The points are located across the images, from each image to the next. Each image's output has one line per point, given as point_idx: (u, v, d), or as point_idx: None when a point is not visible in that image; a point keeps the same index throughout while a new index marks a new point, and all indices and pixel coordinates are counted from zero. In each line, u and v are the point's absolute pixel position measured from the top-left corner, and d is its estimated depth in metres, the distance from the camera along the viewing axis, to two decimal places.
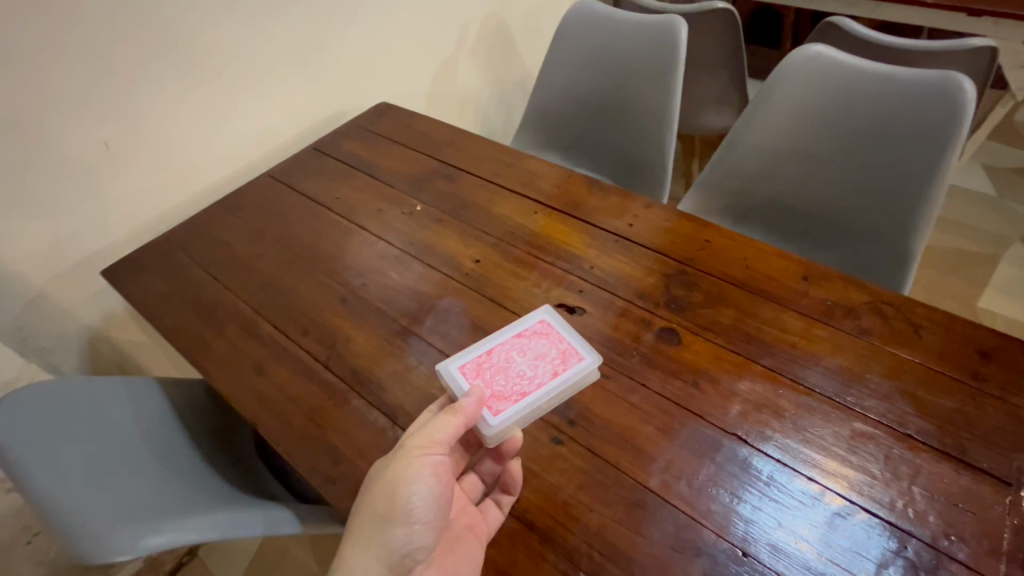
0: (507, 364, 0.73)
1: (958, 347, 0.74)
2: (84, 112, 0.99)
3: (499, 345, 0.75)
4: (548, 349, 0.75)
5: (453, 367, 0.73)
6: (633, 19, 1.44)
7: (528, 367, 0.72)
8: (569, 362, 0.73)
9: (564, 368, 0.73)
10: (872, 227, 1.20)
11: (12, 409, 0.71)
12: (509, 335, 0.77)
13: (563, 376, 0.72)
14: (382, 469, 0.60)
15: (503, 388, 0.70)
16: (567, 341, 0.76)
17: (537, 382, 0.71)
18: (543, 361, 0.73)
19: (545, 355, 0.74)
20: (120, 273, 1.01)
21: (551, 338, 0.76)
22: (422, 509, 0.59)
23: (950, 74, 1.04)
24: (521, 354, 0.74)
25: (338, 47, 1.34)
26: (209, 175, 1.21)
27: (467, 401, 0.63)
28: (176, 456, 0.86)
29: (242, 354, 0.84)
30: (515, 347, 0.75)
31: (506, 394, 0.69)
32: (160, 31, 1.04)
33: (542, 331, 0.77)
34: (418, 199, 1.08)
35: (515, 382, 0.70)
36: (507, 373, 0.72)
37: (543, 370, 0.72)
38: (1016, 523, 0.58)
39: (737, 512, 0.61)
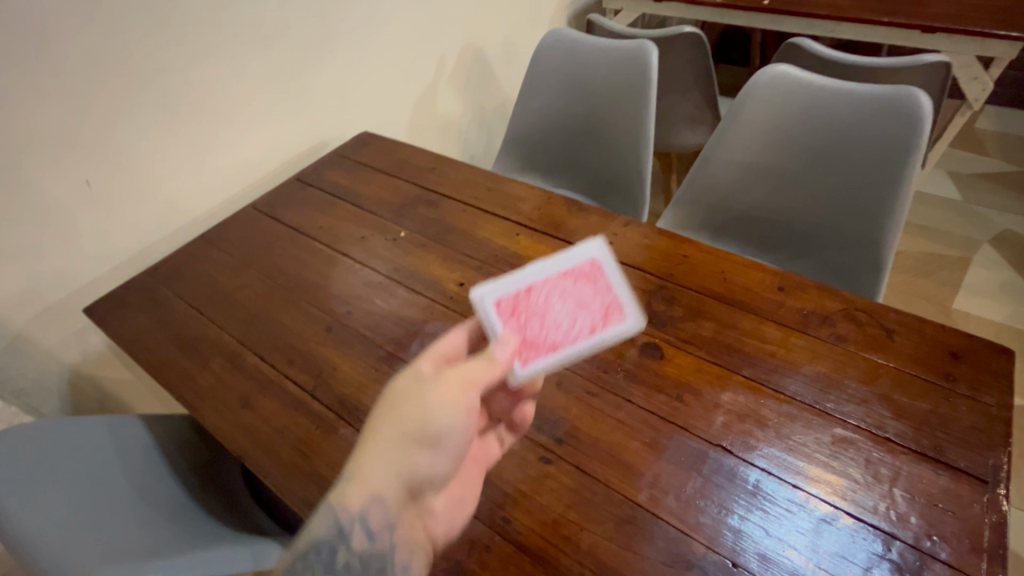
0: (545, 308, 0.67)
1: (930, 350, 0.76)
2: (67, 153, 1.00)
3: (542, 284, 0.68)
4: (594, 298, 0.68)
5: (488, 301, 0.67)
6: (604, 44, 1.49)
7: (567, 319, 0.66)
8: (611, 320, 0.66)
9: (604, 325, 0.66)
10: (843, 237, 1.24)
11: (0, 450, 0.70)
12: (553, 272, 0.68)
13: (600, 334, 0.66)
14: (416, 389, 0.57)
15: (536, 336, 0.65)
16: (615, 294, 0.68)
17: (573, 337, 0.65)
18: (584, 314, 0.67)
19: (587, 307, 0.67)
20: (101, 310, 1.00)
21: (598, 286, 0.68)
22: (449, 441, 0.57)
23: (907, 90, 1.09)
24: (562, 298, 0.67)
25: (319, 80, 1.37)
26: (192, 209, 1.22)
27: (502, 351, 0.60)
28: (161, 498, 0.84)
29: (227, 387, 0.83)
30: (557, 289, 0.68)
31: (539, 344, 0.65)
32: (141, 69, 1.05)
33: (590, 274, 0.69)
34: (401, 225, 1.09)
35: (550, 332, 0.65)
36: (543, 319, 0.66)
37: (582, 323, 0.66)
38: (994, 520, 0.59)
39: (726, 523, 0.62)
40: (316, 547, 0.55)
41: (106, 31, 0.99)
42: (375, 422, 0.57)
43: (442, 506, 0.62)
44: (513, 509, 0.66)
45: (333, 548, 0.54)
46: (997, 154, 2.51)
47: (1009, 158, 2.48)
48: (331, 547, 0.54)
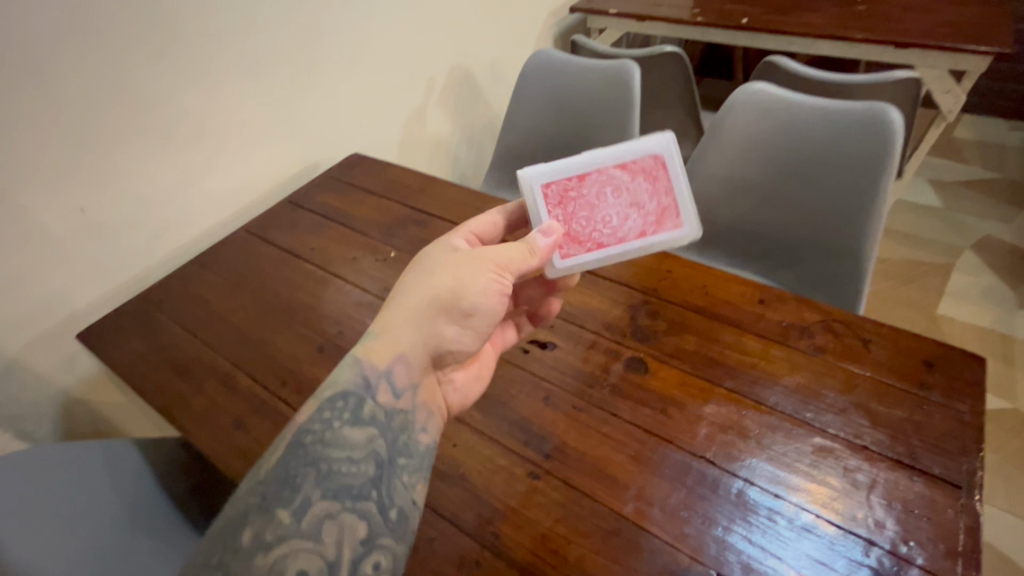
0: (597, 203, 0.73)
1: (905, 358, 0.79)
2: (63, 181, 1.02)
3: (598, 177, 0.73)
4: (648, 199, 0.74)
5: (543, 186, 0.73)
6: (588, 65, 1.53)
7: (616, 217, 0.74)
8: (660, 226, 0.74)
9: (652, 230, 0.74)
10: (825, 248, 1.27)
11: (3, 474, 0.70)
12: (613, 164, 0.73)
13: (648, 236, 0.74)
14: (449, 267, 0.66)
15: (581, 230, 0.73)
16: (669, 197, 0.74)
17: (618, 238, 0.74)
18: (636, 214, 0.74)
19: (641, 209, 0.74)
20: (95, 336, 1.01)
21: (657, 186, 0.74)
22: (477, 318, 0.67)
23: (879, 106, 1.13)
24: (616, 193, 0.73)
25: (310, 105, 1.40)
26: (187, 233, 1.24)
27: (544, 242, 0.69)
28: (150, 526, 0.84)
29: (220, 410, 0.84)
30: (614, 183, 0.73)
31: (581, 238, 0.73)
32: (135, 98, 1.08)
33: (650, 170, 0.74)
34: (392, 245, 1.11)
35: (595, 228, 0.74)
36: (593, 214, 0.73)
37: (632, 224, 0.74)
38: (968, 524, 0.61)
39: (710, 533, 0.63)
40: (342, 397, 0.60)
41: (101, 63, 1.02)
42: (406, 293, 0.66)
43: (460, 377, 0.74)
44: (503, 524, 0.67)
45: (361, 402, 0.60)
46: (975, 162, 2.57)
47: (988, 166, 2.53)
48: (357, 398, 0.60)
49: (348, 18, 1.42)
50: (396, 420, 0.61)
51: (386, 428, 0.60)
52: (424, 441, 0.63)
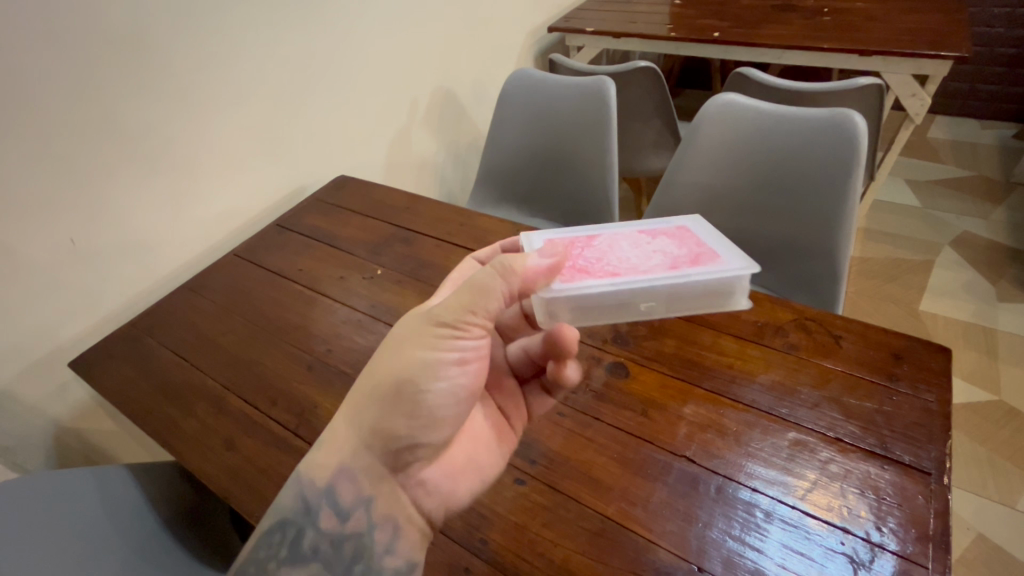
0: (613, 249, 0.75)
1: (875, 352, 0.81)
2: (51, 213, 1.04)
3: (611, 236, 0.79)
4: (677, 248, 0.75)
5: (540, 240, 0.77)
6: (565, 82, 1.58)
7: (634, 255, 0.74)
8: (698, 262, 0.72)
9: (683, 266, 0.72)
10: (802, 249, 1.31)
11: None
12: (632, 230, 0.80)
13: (681, 270, 0.71)
14: (398, 337, 0.60)
15: (596, 265, 0.72)
16: (701, 247, 0.75)
17: (645, 271, 0.71)
18: (664, 254, 0.74)
19: (668, 255, 0.74)
20: (87, 362, 1.03)
21: (685, 241, 0.77)
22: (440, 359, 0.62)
23: (844, 112, 1.18)
24: (635, 244, 0.76)
25: (295, 131, 1.44)
26: (176, 260, 1.26)
27: (526, 264, 0.61)
28: (144, 554, 0.84)
29: (211, 431, 0.86)
30: (631, 239, 0.78)
31: (598, 269, 0.71)
32: (123, 132, 1.11)
33: (678, 234, 0.79)
34: (378, 263, 1.14)
35: (615, 263, 0.72)
36: (612, 255, 0.74)
37: (660, 262, 0.73)
38: (937, 508, 0.63)
39: (692, 529, 0.65)
40: (281, 528, 0.60)
41: (87, 101, 1.05)
42: (360, 385, 0.60)
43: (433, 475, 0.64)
44: (490, 530, 0.68)
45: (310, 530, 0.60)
46: (950, 160, 2.64)
47: (962, 165, 2.60)
48: (297, 527, 0.59)
49: (330, 47, 1.46)
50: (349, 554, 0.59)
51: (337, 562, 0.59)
52: (387, 563, 0.60)
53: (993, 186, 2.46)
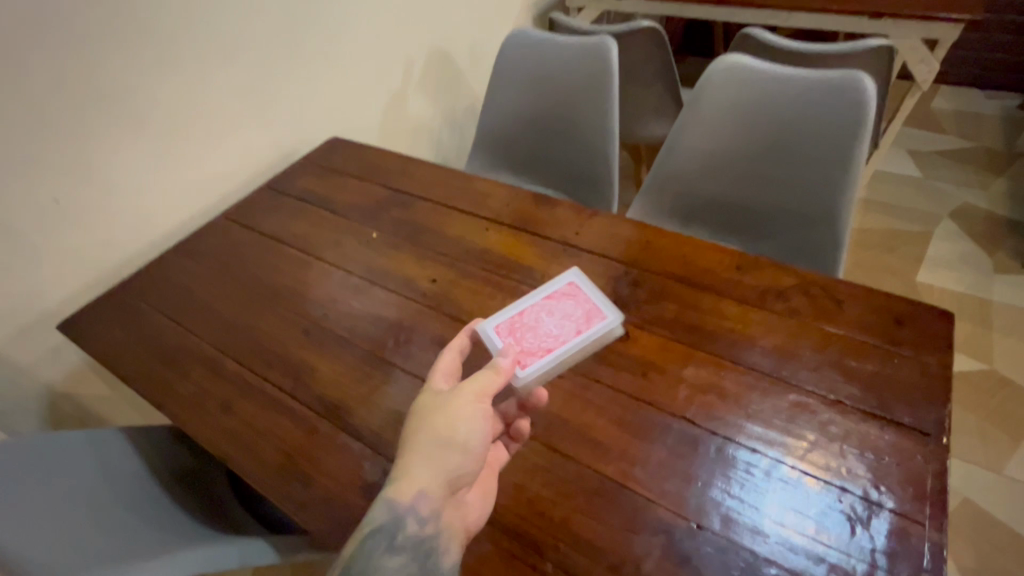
0: (536, 324, 0.78)
1: (877, 315, 0.81)
2: (34, 172, 1.00)
3: (528, 307, 0.80)
4: (576, 309, 0.80)
5: (488, 328, 0.78)
6: (567, 41, 1.52)
7: (556, 327, 0.77)
8: (594, 320, 0.79)
9: (587, 326, 0.79)
10: (802, 219, 1.30)
11: None
12: (537, 297, 0.82)
13: (586, 334, 0.78)
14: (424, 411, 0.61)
15: (531, 345, 0.75)
16: (591, 301, 0.82)
17: (562, 340, 0.76)
18: (570, 320, 0.79)
19: (570, 317, 0.79)
20: (77, 325, 1.00)
21: (578, 298, 0.82)
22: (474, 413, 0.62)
23: (854, 74, 1.15)
24: (549, 314, 0.79)
25: (286, 90, 1.38)
26: (167, 223, 1.23)
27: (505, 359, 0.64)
28: (151, 504, 0.85)
29: (206, 394, 0.85)
30: (544, 308, 0.80)
31: (533, 350, 0.75)
32: (109, 88, 1.06)
33: (570, 291, 0.83)
34: (374, 227, 1.11)
35: (541, 339, 0.76)
36: (536, 332, 0.77)
37: (570, 328, 0.78)
38: (936, 468, 0.64)
39: (692, 489, 0.65)
40: (375, 531, 0.55)
41: (66, 53, 1.00)
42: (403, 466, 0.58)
43: (474, 499, 0.64)
44: None
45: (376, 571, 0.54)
46: (952, 131, 2.61)
47: (965, 135, 2.57)
48: (390, 529, 0.55)
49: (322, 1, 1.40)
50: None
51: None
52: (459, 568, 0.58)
53: (996, 157, 2.44)
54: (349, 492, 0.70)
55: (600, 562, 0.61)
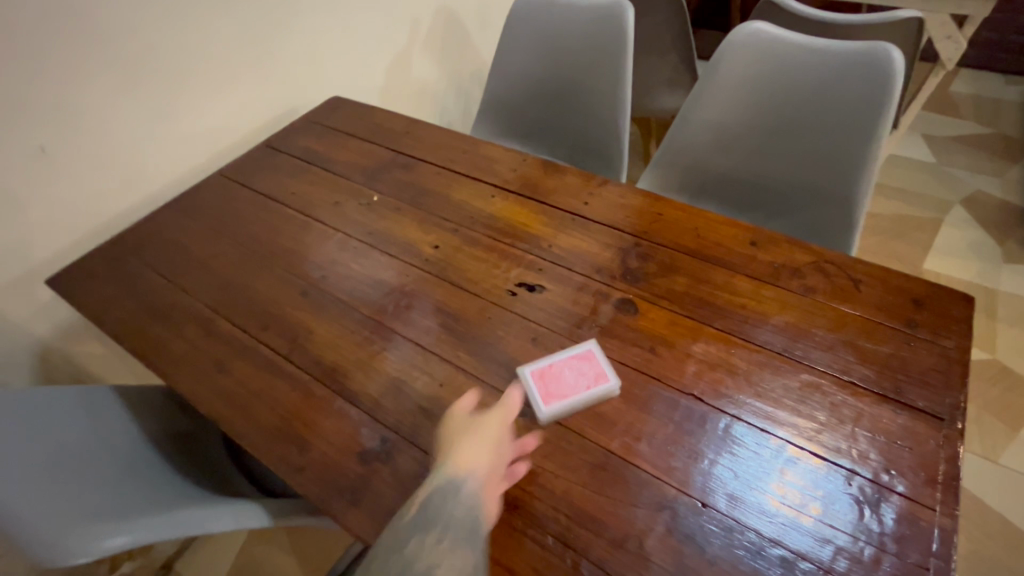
0: (555, 370, 0.72)
1: (895, 298, 0.78)
2: (18, 119, 0.95)
3: (551, 353, 0.74)
4: (591, 365, 0.73)
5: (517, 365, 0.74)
6: (581, 3, 1.45)
7: (572, 377, 0.71)
8: (603, 381, 0.71)
9: (599, 385, 0.71)
10: (818, 197, 1.26)
11: None
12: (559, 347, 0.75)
13: (598, 391, 0.70)
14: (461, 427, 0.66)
15: (551, 387, 0.71)
16: (603, 360, 0.74)
17: (576, 392, 0.70)
18: (585, 375, 0.72)
19: (582, 371, 0.72)
20: (66, 280, 0.97)
21: (593, 358, 0.74)
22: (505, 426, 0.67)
23: (882, 46, 1.10)
24: (567, 362, 0.73)
25: (286, 43, 1.32)
26: (158, 179, 1.18)
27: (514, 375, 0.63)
28: (143, 458, 0.83)
29: (199, 353, 0.82)
30: (564, 357, 0.74)
31: (551, 392, 0.70)
32: (97, 32, 1.00)
33: (587, 350, 0.75)
34: (375, 189, 1.07)
35: (558, 384, 0.71)
36: (554, 378, 0.71)
37: (584, 383, 0.71)
38: (949, 453, 0.62)
39: (698, 467, 0.63)
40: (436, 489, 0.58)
41: None
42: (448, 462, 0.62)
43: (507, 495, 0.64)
44: None
45: (438, 518, 0.55)
46: (970, 116, 2.54)
47: (982, 121, 2.51)
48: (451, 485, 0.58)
49: None
50: (471, 529, 0.55)
51: (468, 540, 0.54)
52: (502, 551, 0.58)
53: (1012, 145, 2.38)
54: (345, 458, 0.68)
55: (602, 536, 0.59)
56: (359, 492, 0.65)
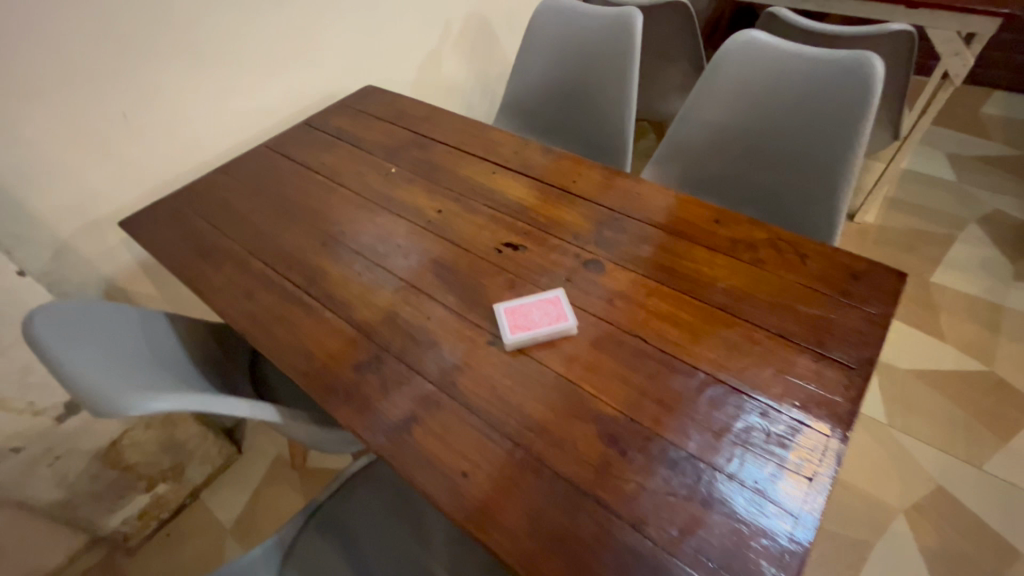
0: (525, 311, 0.86)
1: (835, 271, 0.87)
2: (108, 88, 1.14)
3: (524, 298, 0.88)
4: (555, 308, 0.85)
5: (495, 306, 0.88)
6: (597, 11, 1.59)
7: (538, 316, 0.84)
8: (563, 320, 0.83)
9: (559, 322, 0.83)
10: (804, 195, 1.34)
11: (56, 311, 0.85)
12: (531, 295, 0.89)
13: (558, 327, 0.82)
14: None
15: (519, 321, 0.84)
16: (567, 306, 0.86)
17: (539, 326, 0.83)
18: (549, 315, 0.84)
19: (547, 311, 0.85)
20: (132, 223, 1.16)
21: (559, 303, 0.86)
22: None
23: (865, 55, 1.19)
24: (536, 306, 0.86)
25: (330, 37, 1.50)
26: (212, 147, 1.38)
27: None
28: (181, 363, 0.99)
29: (234, 283, 0.99)
30: (534, 301, 0.87)
31: (518, 325, 0.83)
32: (175, 22, 1.19)
33: (554, 298, 0.87)
34: (394, 163, 1.23)
35: (526, 320, 0.84)
36: (523, 315, 0.85)
37: (547, 320, 0.84)
38: (852, 395, 0.71)
39: (631, 390, 0.75)
40: None
41: None
42: None
43: None
44: (461, 376, 0.79)
45: None
46: (998, 138, 2.53)
47: (1010, 143, 2.50)
48: None
49: None
50: None
51: None
52: None
53: None
54: (342, 368, 0.83)
55: (541, 435, 0.71)
56: (351, 392, 0.79)
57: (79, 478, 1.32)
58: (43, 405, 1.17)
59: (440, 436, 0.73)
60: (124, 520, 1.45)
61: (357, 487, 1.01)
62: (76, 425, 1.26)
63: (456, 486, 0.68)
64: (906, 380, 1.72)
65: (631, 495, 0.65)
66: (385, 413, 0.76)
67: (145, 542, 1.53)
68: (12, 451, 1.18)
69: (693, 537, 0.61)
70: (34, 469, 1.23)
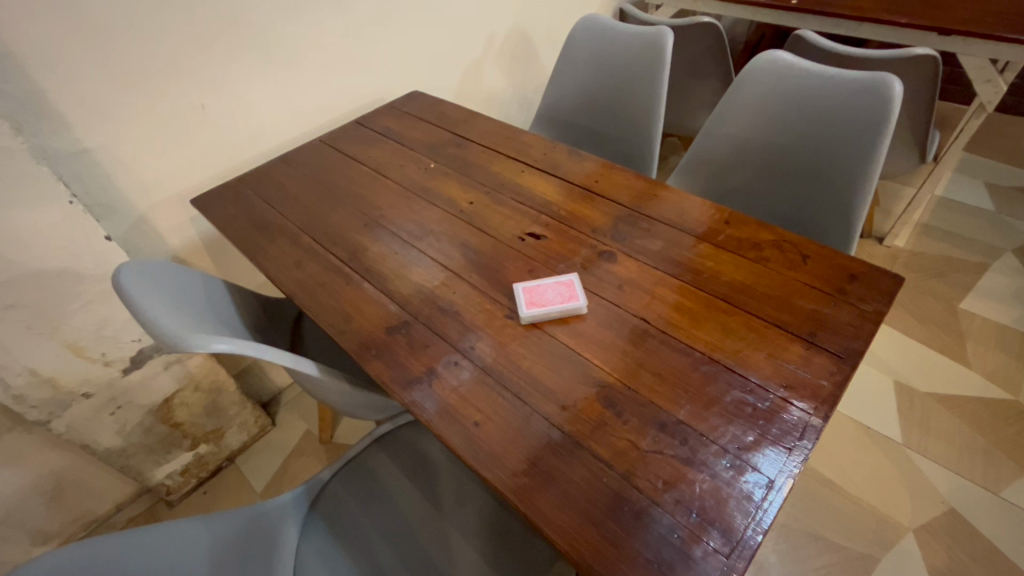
0: (541, 291, 0.94)
1: (834, 271, 0.93)
2: (190, 81, 1.30)
3: (542, 281, 0.96)
4: (568, 289, 0.94)
5: (516, 286, 0.96)
6: (630, 28, 1.68)
7: (552, 295, 0.93)
8: (574, 300, 0.91)
9: (570, 302, 0.91)
10: (822, 208, 1.39)
11: (136, 266, 0.98)
12: (549, 278, 0.97)
13: (569, 305, 0.91)
14: None
15: (536, 299, 0.93)
16: (579, 288, 0.94)
17: (551, 303, 0.91)
18: (562, 295, 0.93)
19: (561, 292, 0.93)
20: (201, 200, 1.31)
21: (572, 286, 0.94)
22: None
23: (884, 76, 1.23)
24: (551, 287, 0.95)
25: (384, 45, 1.65)
26: (272, 139, 1.53)
27: None
28: (234, 323, 1.12)
29: (288, 254, 1.11)
30: (550, 283, 0.95)
31: (535, 302, 0.92)
32: (252, 26, 1.35)
33: (568, 281, 0.95)
34: (432, 159, 1.35)
35: (542, 298, 0.93)
36: (539, 294, 0.93)
37: (559, 298, 0.92)
38: (838, 378, 0.77)
39: (632, 363, 0.83)
40: None
41: None
42: None
43: None
44: (480, 343, 0.88)
45: None
46: None
47: None
48: None
49: None
50: None
51: None
52: None
53: None
54: (376, 329, 0.93)
55: (547, 396, 0.80)
56: (382, 350, 0.89)
57: (135, 429, 1.43)
58: (112, 357, 1.31)
59: (457, 391, 0.82)
60: (168, 474, 1.58)
61: (380, 449, 1.11)
62: (137, 378, 1.38)
63: (469, 432, 0.76)
64: (925, 402, 1.71)
65: (622, 450, 0.72)
66: (411, 369, 0.86)
67: (185, 497, 1.67)
68: (83, 396, 1.30)
69: (675, 489, 0.67)
70: (98, 416, 1.34)
